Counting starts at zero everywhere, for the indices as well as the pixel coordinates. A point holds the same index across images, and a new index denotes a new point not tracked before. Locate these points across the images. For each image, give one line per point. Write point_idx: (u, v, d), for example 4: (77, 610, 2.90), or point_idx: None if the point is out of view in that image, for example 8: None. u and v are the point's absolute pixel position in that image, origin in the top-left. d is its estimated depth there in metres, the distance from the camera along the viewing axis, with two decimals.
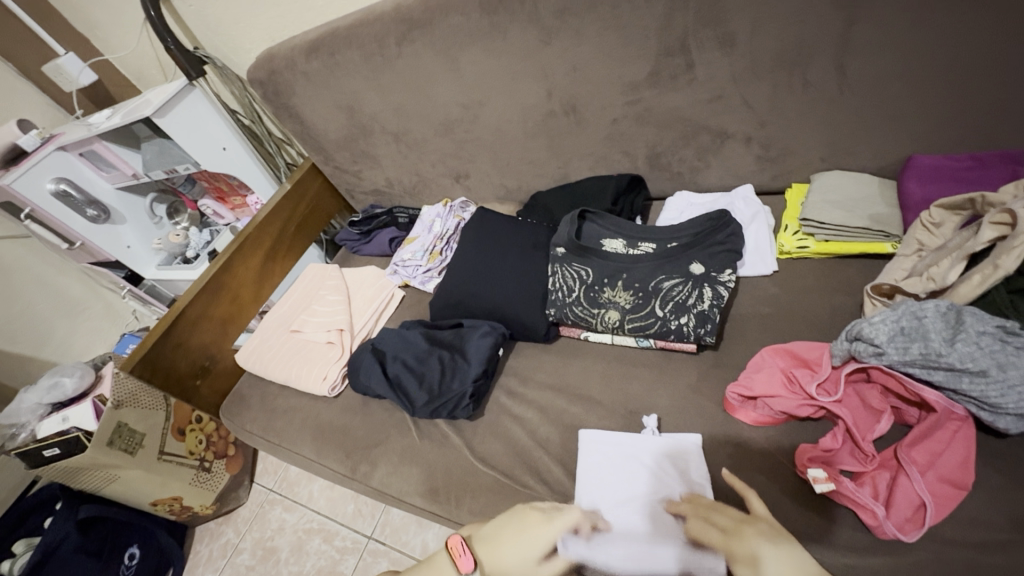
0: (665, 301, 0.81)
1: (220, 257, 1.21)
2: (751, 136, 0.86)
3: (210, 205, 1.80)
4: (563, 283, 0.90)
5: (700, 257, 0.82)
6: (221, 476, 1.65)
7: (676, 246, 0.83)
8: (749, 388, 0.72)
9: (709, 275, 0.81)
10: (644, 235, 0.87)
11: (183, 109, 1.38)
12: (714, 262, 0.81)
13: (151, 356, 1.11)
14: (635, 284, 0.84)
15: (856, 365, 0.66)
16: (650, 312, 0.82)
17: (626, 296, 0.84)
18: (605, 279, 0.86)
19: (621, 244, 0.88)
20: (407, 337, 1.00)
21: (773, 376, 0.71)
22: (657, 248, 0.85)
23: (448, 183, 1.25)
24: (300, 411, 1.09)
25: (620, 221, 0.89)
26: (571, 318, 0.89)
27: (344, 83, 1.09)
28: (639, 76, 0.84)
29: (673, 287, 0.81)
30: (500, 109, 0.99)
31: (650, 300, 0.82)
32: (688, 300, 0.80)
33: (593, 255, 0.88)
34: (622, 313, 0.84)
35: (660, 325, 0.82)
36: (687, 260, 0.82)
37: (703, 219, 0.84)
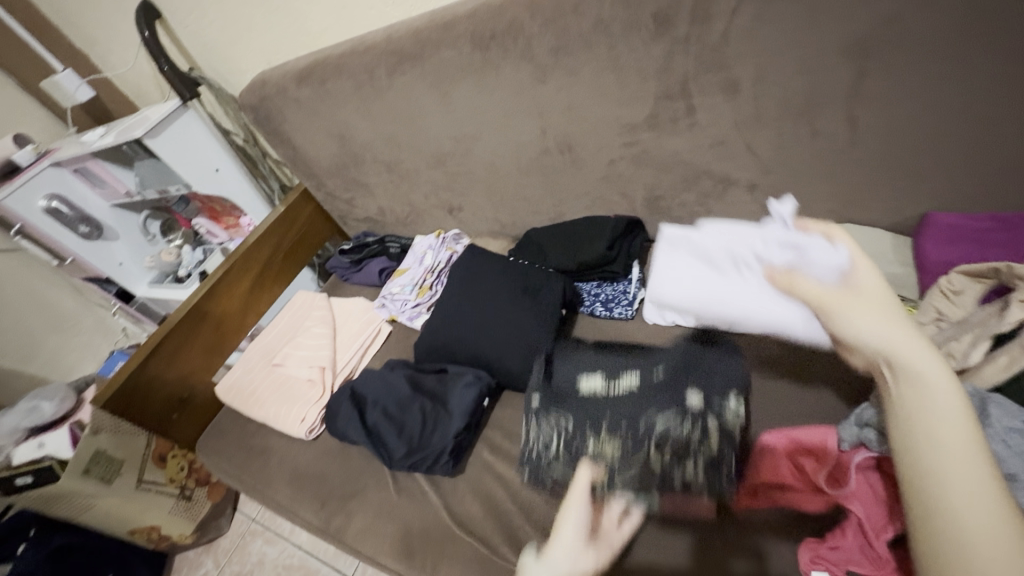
0: (663, 443, 0.70)
1: (207, 282, 1.18)
2: (755, 184, 0.81)
3: (204, 224, 1.75)
4: (538, 440, 0.78)
5: (696, 387, 0.72)
6: (202, 504, 1.60)
7: (664, 373, 0.75)
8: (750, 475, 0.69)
9: (708, 406, 0.71)
10: (624, 366, 0.79)
11: (176, 129, 1.35)
12: (710, 394, 0.71)
13: (126, 387, 1.06)
14: (622, 426, 0.73)
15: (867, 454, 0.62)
16: (647, 459, 0.70)
17: (615, 445, 0.72)
18: (589, 423, 0.75)
19: (601, 379, 0.78)
20: (387, 380, 0.94)
21: (773, 465, 0.67)
22: (642, 377, 0.76)
23: (441, 215, 1.21)
24: (277, 452, 1.04)
25: (594, 356, 0.81)
26: (553, 478, 0.76)
27: (335, 112, 1.05)
28: (637, 117, 0.79)
29: (668, 425, 0.71)
30: (493, 145, 0.95)
31: (645, 443, 0.71)
32: (688, 442, 0.69)
33: (569, 398, 0.78)
34: (615, 467, 0.71)
35: (661, 478, 0.69)
36: (679, 390, 0.72)
37: (685, 347, 0.77)
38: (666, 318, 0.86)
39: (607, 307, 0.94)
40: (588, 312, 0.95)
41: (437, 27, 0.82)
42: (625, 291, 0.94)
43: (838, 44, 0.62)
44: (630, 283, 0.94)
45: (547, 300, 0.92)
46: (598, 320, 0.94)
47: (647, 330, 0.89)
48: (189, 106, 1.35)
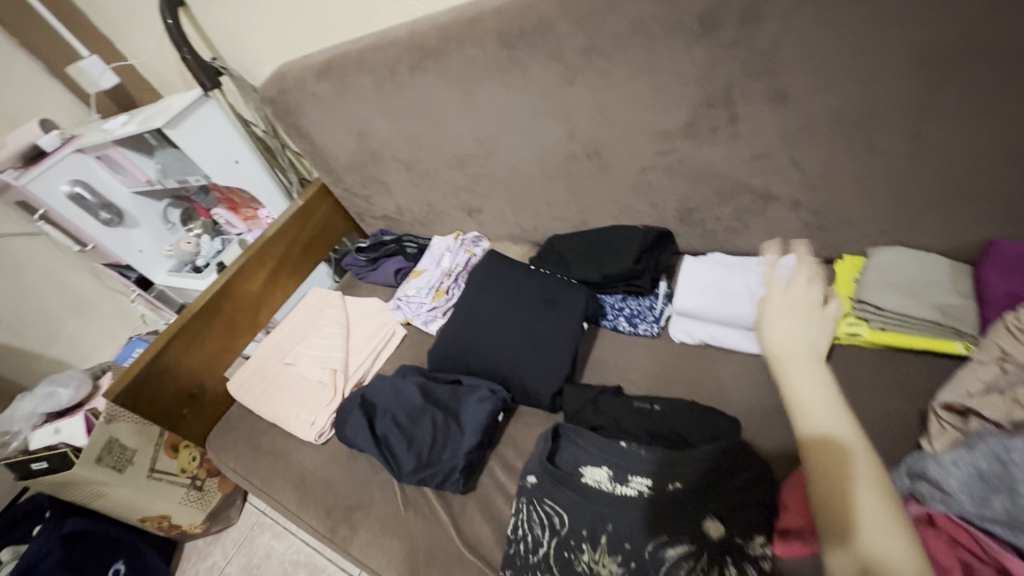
0: None
1: (222, 276, 1.16)
2: (798, 199, 0.75)
3: (222, 214, 1.74)
4: (528, 532, 0.67)
5: (720, 517, 0.58)
6: (213, 495, 1.60)
7: (681, 488, 0.61)
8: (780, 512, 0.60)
9: (730, 544, 0.57)
10: (635, 465, 0.65)
11: (197, 119, 1.34)
12: (739, 521, 0.58)
13: (139, 381, 1.05)
14: (625, 548, 0.60)
15: (919, 509, 0.54)
16: None
17: (614, 571, 0.60)
18: (585, 533, 0.62)
19: (605, 476, 0.66)
20: (399, 388, 0.91)
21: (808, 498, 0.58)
22: (655, 486, 0.62)
23: (460, 217, 1.17)
24: (286, 454, 1.02)
25: (602, 442, 0.69)
26: None
27: (355, 107, 1.02)
28: (673, 125, 0.74)
29: (677, 559, 0.57)
30: (517, 148, 0.90)
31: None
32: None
33: (566, 489, 0.66)
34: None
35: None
36: (694, 514, 0.59)
37: (713, 449, 0.62)
38: (696, 336, 0.81)
39: (632, 323, 0.88)
40: (612, 326, 0.90)
41: (463, 23, 0.78)
42: (650, 308, 0.87)
43: (904, 52, 0.56)
44: (657, 298, 0.87)
45: (569, 313, 0.88)
46: (620, 335, 0.90)
47: (673, 349, 0.84)
48: (210, 97, 1.33)
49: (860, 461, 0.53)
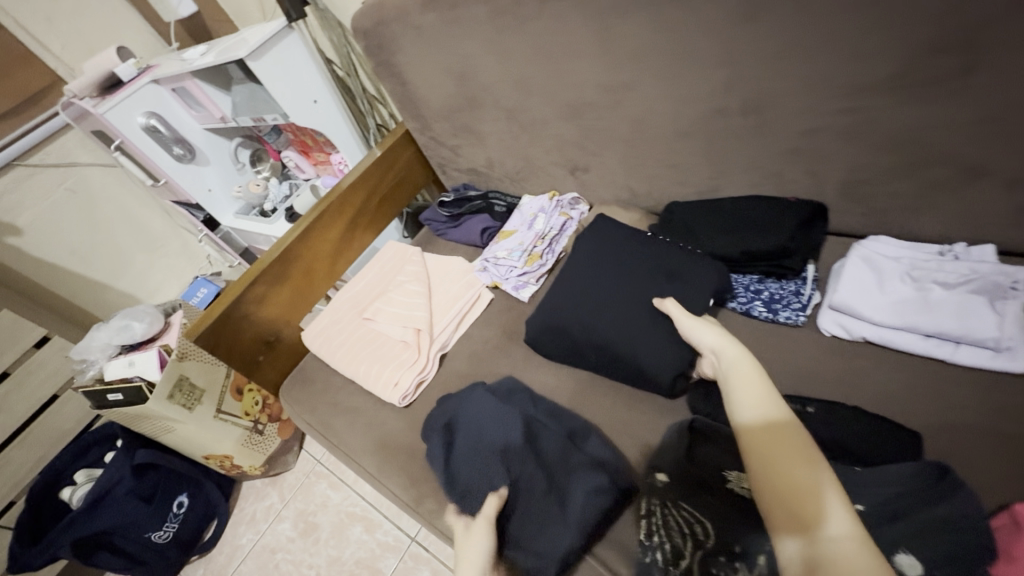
0: None
1: (300, 224, 1.10)
2: (1021, 179, 0.61)
3: (292, 157, 1.68)
4: (662, 536, 0.59)
5: (921, 555, 0.48)
6: (272, 440, 1.59)
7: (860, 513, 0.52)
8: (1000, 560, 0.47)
9: None
10: None
11: (279, 53, 1.24)
12: (945, 560, 0.48)
13: (221, 325, 1.02)
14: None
15: None
16: None
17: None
18: (737, 548, 0.54)
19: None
20: (501, 417, 0.78)
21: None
22: None
23: (559, 174, 1.06)
24: (365, 413, 0.98)
25: None
26: None
27: (460, 44, 0.91)
28: (873, 78, 0.61)
29: None
30: (653, 98, 0.78)
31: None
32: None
33: (710, 495, 0.59)
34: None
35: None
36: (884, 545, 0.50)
37: (903, 470, 0.53)
38: (855, 331, 0.69)
39: (770, 308, 0.76)
40: (743, 309, 0.78)
41: None
42: (797, 292, 0.75)
43: None
44: (805, 283, 0.76)
45: (699, 288, 0.77)
46: (753, 321, 0.78)
47: (823, 344, 0.72)
48: (293, 28, 1.23)
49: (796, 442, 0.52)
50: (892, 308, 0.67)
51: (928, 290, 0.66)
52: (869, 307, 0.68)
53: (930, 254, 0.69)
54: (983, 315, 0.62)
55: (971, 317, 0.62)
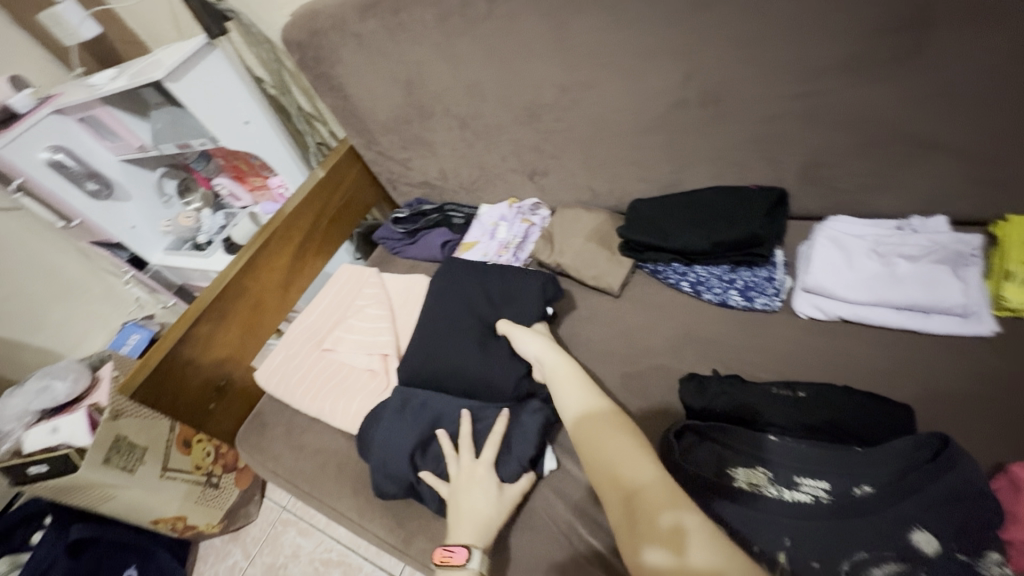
0: None
1: (244, 255, 1.01)
2: (967, 150, 0.64)
3: (225, 185, 1.54)
4: None
5: (936, 530, 0.48)
6: (230, 492, 1.44)
7: (870, 494, 0.51)
8: (1005, 522, 0.49)
9: (953, 559, 0.47)
10: (803, 463, 0.55)
11: (202, 72, 1.14)
12: (958, 533, 0.48)
13: (162, 375, 0.91)
14: (815, 567, 0.49)
15: None
16: None
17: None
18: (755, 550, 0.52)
19: (764, 478, 0.55)
20: (445, 406, 0.78)
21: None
22: (835, 492, 0.52)
23: (517, 180, 1.02)
24: (336, 453, 0.90)
25: (753, 437, 0.58)
26: None
27: (406, 50, 0.86)
28: (827, 60, 0.62)
29: None
30: (612, 94, 0.77)
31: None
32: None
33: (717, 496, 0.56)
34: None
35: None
36: (898, 523, 0.49)
37: (906, 444, 0.52)
38: (831, 311, 0.70)
39: (746, 296, 0.76)
40: (719, 301, 0.78)
41: None
42: (769, 278, 0.76)
43: None
44: (775, 268, 0.76)
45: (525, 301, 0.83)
46: (729, 311, 0.78)
47: (799, 326, 0.73)
48: (216, 45, 1.13)
49: (607, 422, 0.63)
50: (863, 286, 0.68)
51: (892, 264, 0.67)
52: (841, 286, 0.69)
53: (891, 228, 0.71)
54: (948, 281, 0.64)
55: (937, 285, 0.64)
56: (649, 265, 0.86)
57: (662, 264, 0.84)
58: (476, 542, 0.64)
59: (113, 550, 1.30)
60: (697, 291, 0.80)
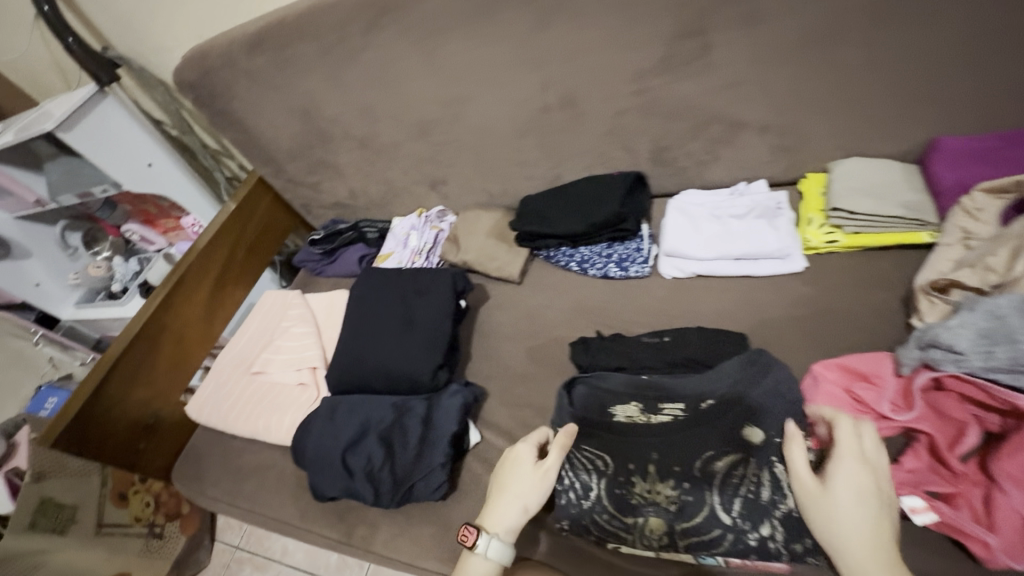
0: (727, 494, 0.59)
1: (159, 293, 1.03)
2: (767, 124, 0.79)
3: (135, 230, 1.49)
4: (574, 481, 0.66)
5: (762, 424, 0.60)
6: (177, 540, 1.29)
7: (713, 405, 0.63)
8: (808, 407, 0.61)
9: (773, 443, 0.59)
10: (664, 392, 0.66)
11: (95, 120, 1.15)
12: (776, 423, 0.60)
13: (83, 421, 0.92)
14: (676, 471, 0.61)
15: (931, 374, 0.56)
16: (713, 515, 0.59)
17: (669, 495, 0.61)
18: (632, 467, 0.63)
19: (637, 410, 0.66)
20: (370, 403, 0.83)
21: (831, 394, 0.61)
22: (688, 409, 0.64)
23: (422, 191, 1.11)
24: (275, 467, 0.94)
25: (627, 379, 0.69)
26: (597, 532, 0.64)
27: (297, 82, 0.93)
28: (648, 62, 0.75)
29: (730, 469, 0.59)
30: (487, 106, 0.87)
31: (707, 495, 0.59)
32: (760, 495, 0.58)
33: (602, 432, 0.66)
34: (667, 520, 0.60)
35: (729, 538, 0.58)
36: (734, 425, 0.61)
37: (738, 361, 0.64)
38: (686, 269, 0.84)
39: (622, 266, 0.89)
40: (602, 274, 0.90)
41: None
42: (638, 249, 0.89)
43: None
44: (642, 240, 0.90)
45: (439, 294, 0.89)
46: (612, 282, 0.90)
47: (667, 284, 0.86)
48: (107, 93, 1.15)
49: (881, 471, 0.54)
50: (706, 244, 0.82)
51: (726, 224, 0.83)
52: (690, 247, 0.83)
53: (724, 195, 0.87)
54: (765, 232, 0.80)
55: (758, 236, 0.80)
56: (542, 252, 0.97)
57: (552, 249, 0.95)
58: (501, 531, 0.62)
59: None
60: (584, 268, 0.91)
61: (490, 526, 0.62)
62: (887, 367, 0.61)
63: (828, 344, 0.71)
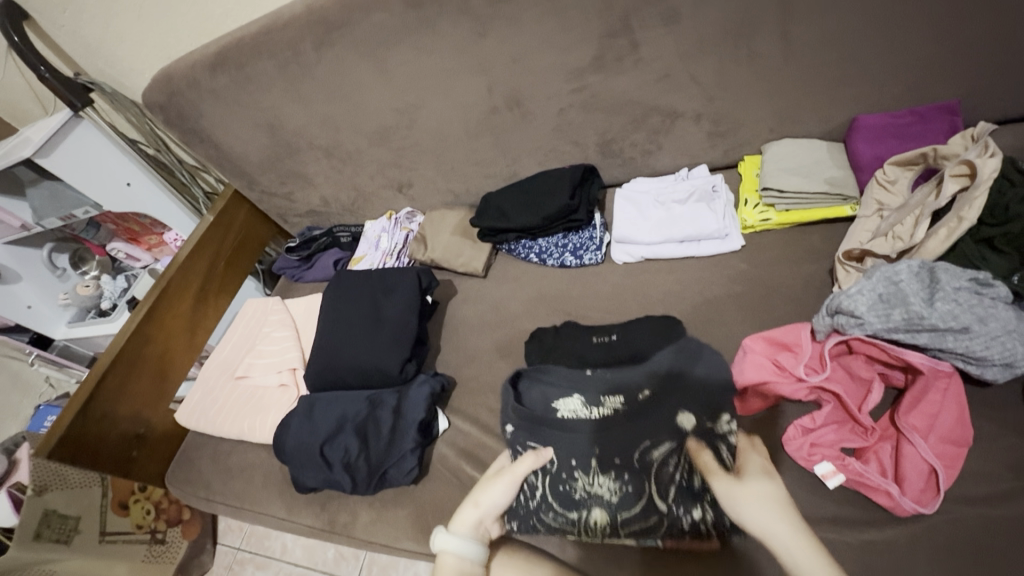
0: (662, 483, 0.65)
1: (141, 307, 1.07)
2: (700, 112, 0.84)
3: (121, 248, 1.54)
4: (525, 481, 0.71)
5: (693, 411, 0.67)
6: (179, 544, 1.31)
7: (648, 396, 0.70)
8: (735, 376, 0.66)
9: (704, 428, 0.66)
10: (604, 387, 0.73)
11: (73, 144, 1.18)
12: (704, 409, 0.67)
13: (74, 434, 0.96)
14: (616, 462, 0.67)
15: (840, 337, 0.62)
16: (650, 504, 0.64)
17: (610, 486, 0.67)
18: (575, 462, 0.69)
19: (580, 403, 0.72)
20: (345, 398, 0.88)
21: (758, 364, 0.65)
22: (625, 402, 0.71)
23: (390, 195, 1.16)
24: (261, 464, 0.99)
25: (571, 374, 0.75)
26: (544, 529, 0.68)
27: (259, 98, 0.97)
28: (583, 61, 0.80)
29: (664, 458, 0.66)
30: (438, 110, 0.92)
31: (644, 485, 0.65)
32: (692, 482, 0.64)
33: (548, 428, 0.71)
34: (609, 511, 0.66)
35: (665, 522, 0.63)
36: (670, 414, 0.68)
37: (670, 354, 0.72)
38: (635, 253, 0.89)
39: (577, 255, 0.93)
40: (559, 264, 0.94)
41: None
42: (591, 237, 0.94)
43: None
44: (595, 228, 0.94)
45: (406, 290, 0.94)
46: (570, 270, 0.95)
47: (620, 269, 0.91)
48: (82, 117, 1.18)
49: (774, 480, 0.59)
50: (652, 228, 0.87)
51: (669, 208, 0.88)
52: (638, 232, 0.88)
53: (669, 181, 0.92)
54: (705, 213, 0.85)
55: (698, 217, 0.85)
56: (504, 246, 1.02)
57: (513, 242, 1.00)
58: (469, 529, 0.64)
59: None
60: (543, 259, 0.96)
61: (456, 524, 0.64)
62: (804, 334, 0.66)
63: (761, 315, 0.76)
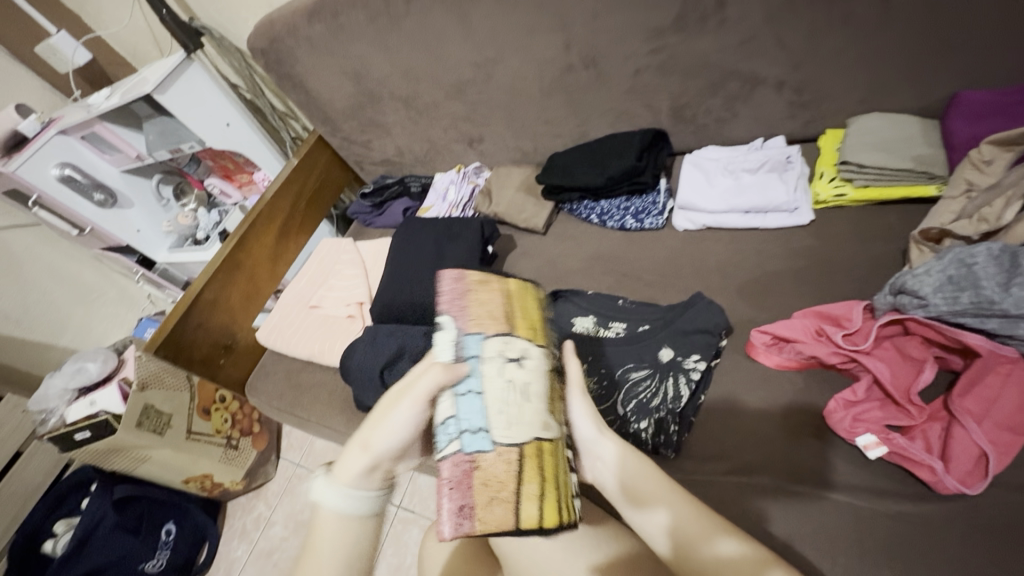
0: (628, 397, 0.73)
1: (234, 236, 1.19)
2: (783, 80, 0.82)
3: (216, 184, 1.71)
4: None
5: (672, 349, 0.74)
6: (249, 453, 1.43)
7: (645, 330, 0.78)
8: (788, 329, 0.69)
9: (675, 362, 0.73)
10: (616, 315, 0.82)
11: (183, 84, 1.29)
12: (688, 352, 0.73)
13: (174, 338, 1.10)
14: (601, 371, 0.77)
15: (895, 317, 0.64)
16: (611, 407, 0.73)
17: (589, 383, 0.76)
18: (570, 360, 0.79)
19: (592, 323, 0.82)
20: (405, 332, 0.95)
21: (801, 325, 0.69)
22: (627, 330, 0.79)
23: (460, 149, 1.20)
24: (328, 384, 1.10)
25: (594, 298, 0.85)
26: None
27: (350, 46, 1.03)
28: (664, 20, 0.79)
29: (640, 381, 0.73)
30: (516, 66, 0.94)
31: (614, 393, 0.74)
32: (650, 401, 0.71)
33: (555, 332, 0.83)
34: None
35: (618, 423, 0.72)
36: (651, 350, 0.75)
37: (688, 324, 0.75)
38: (697, 221, 0.89)
39: (638, 219, 0.95)
40: (619, 226, 0.96)
41: None
42: (654, 202, 0.94)
43: None
44: (658, 193, 0.95)
45: (468, 238, 1.00)
46: (629, 233, 0.96)
47: (679, 236, 0.91)
48: (192, 59, 1.29)
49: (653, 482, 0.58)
50: (718, 196, 0.87)
51: (738, 177, 0.87)
52: (703, 198, 0.88)
53: (744, 149, 0.91)
54: (773, 184, 0.84)
55: (766, 188, 0.84)
56: (566, 206, 1.04)
57: (575, 203, 1.02)
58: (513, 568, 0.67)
59: (153, 507, 1.29)
60: (603, 221, 0.98)
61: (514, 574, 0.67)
62: (857, 310, 0.67)
63: (820, 292, 0.76)
